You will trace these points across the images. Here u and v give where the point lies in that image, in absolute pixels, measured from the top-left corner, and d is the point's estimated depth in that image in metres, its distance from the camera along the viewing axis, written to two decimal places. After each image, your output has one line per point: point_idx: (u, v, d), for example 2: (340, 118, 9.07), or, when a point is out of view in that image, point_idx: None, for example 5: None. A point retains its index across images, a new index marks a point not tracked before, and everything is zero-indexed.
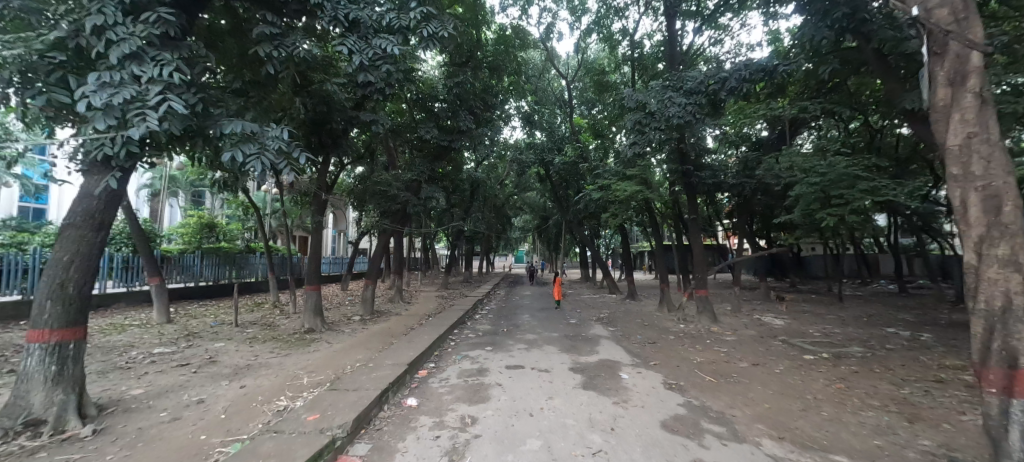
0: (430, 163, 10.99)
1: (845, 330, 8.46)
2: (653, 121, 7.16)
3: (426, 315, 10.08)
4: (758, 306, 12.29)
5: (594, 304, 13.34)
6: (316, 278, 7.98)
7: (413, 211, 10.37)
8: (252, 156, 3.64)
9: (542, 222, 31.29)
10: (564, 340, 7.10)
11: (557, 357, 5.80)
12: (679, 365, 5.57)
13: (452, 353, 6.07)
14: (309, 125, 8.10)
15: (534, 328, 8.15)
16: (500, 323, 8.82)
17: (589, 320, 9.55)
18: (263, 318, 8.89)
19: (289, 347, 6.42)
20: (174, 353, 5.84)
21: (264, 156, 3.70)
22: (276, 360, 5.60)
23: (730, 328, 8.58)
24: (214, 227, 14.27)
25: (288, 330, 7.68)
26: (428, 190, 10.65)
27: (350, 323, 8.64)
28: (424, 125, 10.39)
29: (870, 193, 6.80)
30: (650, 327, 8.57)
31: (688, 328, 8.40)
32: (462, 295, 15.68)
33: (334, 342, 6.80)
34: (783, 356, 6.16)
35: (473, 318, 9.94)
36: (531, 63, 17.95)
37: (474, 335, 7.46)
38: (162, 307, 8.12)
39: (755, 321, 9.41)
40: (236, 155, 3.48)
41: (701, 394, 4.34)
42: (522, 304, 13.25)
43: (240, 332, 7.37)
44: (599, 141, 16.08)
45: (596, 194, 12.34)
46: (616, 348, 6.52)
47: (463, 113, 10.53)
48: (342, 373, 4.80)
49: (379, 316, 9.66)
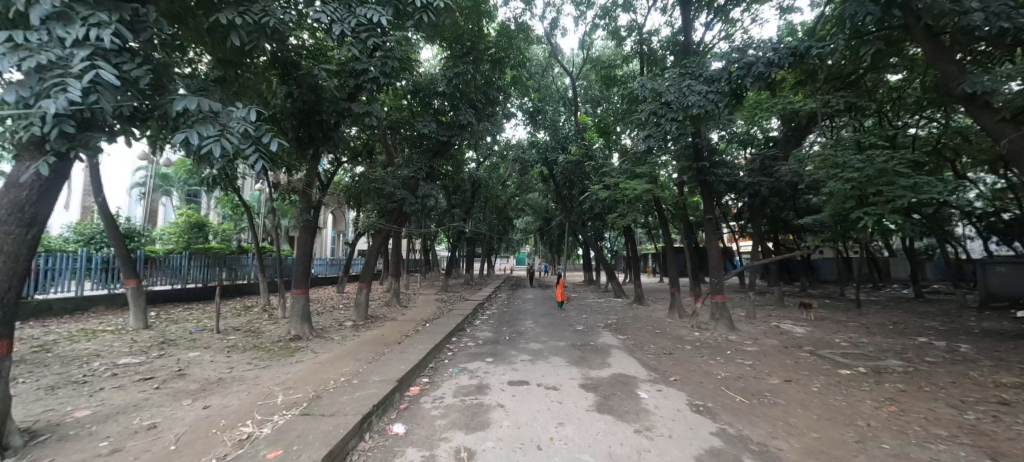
0: (429, 159, 10.41)
1: (874, 340, 7.83)
2: (668, 112, 6.59)
3: (424, 320, 9.50)
4: (774, 312, 11.64)
5: (601, 309, 12.73)
6: (305, 281, 7.40)
7: (410, 209, 9.77)
8: (210, 137, 3.11)
9: (546, 223, 30.66)
10: (571, 349, 6.52)
11: (565, 371, 5.20)
12: (701, 381, 4.97)
13: (449, 366, 5.49)
14: (296, 118, 7.37)
15: (538, 335, 7.57)
16: (502, 330, 8.24)
17: (597, 326, 8.97)
18: (249, 323, 8.33)
19: (270, 357, 5.85)
20: (141, 365, 5.28)
21: (225, 139, 3.17)
22: (252, 373, 5.02)
23: (750, 336, 7.97)
24: (204, 227, 13.78)
25: (273, 337, 7.10)
26: (426, 187, 10.01)
27: (342, 329, 8.08)
28: (423, 119, 9.82)
29: (913, 191, 6.19)
30: (663, 336, 7.97)
31: (704, 337, 7.79)
32: (463, 299, 15.08)
33: (320, 351, 6.21)
34: (816, 370, 5.55)
35: (474, 324, 9.37)
36: (534, 59, 17.45)
37: (473, 344, 6.88)
38: (139, 312, 7.57)
39: (774, 329, 8.80)
40: (190, 136, 2.96)
41: (735, 420, 3.74)
42: (524, 308, 12.66)
43: (220, 339, 6.81)
44: (605, 140, 15.51)
45: (603, 193, 11.75)
46: (629, 360, 5.93)
47: (463, 106, 9.98)
48: (323, 391, 4.22)
49: (373, 321, 9.07)
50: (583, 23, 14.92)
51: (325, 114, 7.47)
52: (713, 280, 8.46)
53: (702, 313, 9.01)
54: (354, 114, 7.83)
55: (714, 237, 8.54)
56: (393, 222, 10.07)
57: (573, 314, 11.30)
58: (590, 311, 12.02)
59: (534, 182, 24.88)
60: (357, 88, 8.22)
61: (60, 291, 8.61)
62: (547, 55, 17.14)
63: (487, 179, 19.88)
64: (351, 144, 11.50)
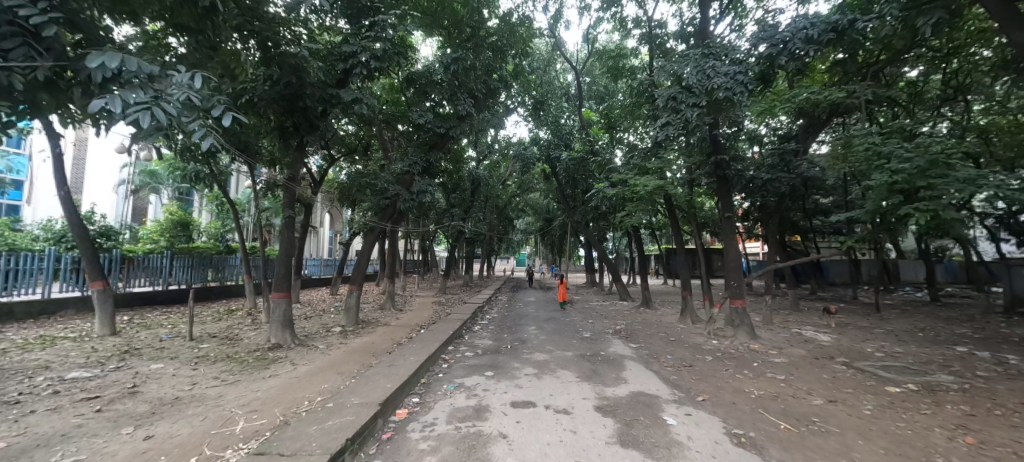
0: (425, 153, 9.70)
1: (911, 350, 7.14)
2: (690, 97, 5.95)
3: (419, 326, 8.82)
4: (793, 318, 10.95)
5: (607, 313, 12.06)
6: (286, 284, 6.72)
7: (405, 207, 8.99)
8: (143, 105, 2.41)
9: (546, 223, 30.02)
10: (580, 361, 5.84)
11: (576, 389, 4.52)
12: (735, 403, 4.29)
13: (443, 381, 4.83)
14: (280, 105, 6.74)
15: (543, 344, 6.90)
16: (503, 338, 7.58)
17: (605, 333, 8.29)
18: (228, 329, 7.66)
19: (243, 370, 5.20)
20: (91, 381, 4.62)
21: (162, 109, 2.47)
22: (216, 391, 4.36)
23: (774, 345, 7.29)
24: (190, 225, 13.16)
25: (251, 345, 6.44)
26: (421, 182, 9.25)
27: (328, 335, 7.40)
28: (419, 109, 9.18)
29: (969, 184, 5.57)
30: (679, 345, 7.28)
31: (724, 346, 7.11)
32: (462, 302, 14.38)
33: (299, 363, 5.55)
34: (861, 388, 4.87)
35: (472, 330, 8.69)
36: (537, 53, 16.83)
37: (471, 354, 6.20)
38: (105, 317, 6.91)
39: (798, 337, 8.13)
40: (109, 104, 2.22)
41: (788, 456, 3.07)
42: (526, 313, 11.95)
43: (191, 348, 6.14)
44: (611, 136, 14.82)
45: (610, 190, 11.07)
46: (646, 374, 5.27)
47: (463, 96, 9.32)
48: (292, 417, 3.55)
49: (364, 327, 8.40)
50: (588, 13, 14.31)
51: (313, 100, 6.85)
52: (732, 282, 7.76)
53: (719, 320, 8.34)
54: (344, 101, 7.19)
55: (734, 236, 7.84)
56: (386, 220, 9.33)
57: (578, 318, 10.63)
58: (596, 315, 11.33)
59: (535, 180, 24.23)
60: (347, 74, 7.57)
61: (24, 293, 7.94)
62: (550, 49, 16.52)
63: (487, 177, 19.20)
64: (343, 138, 10.81)
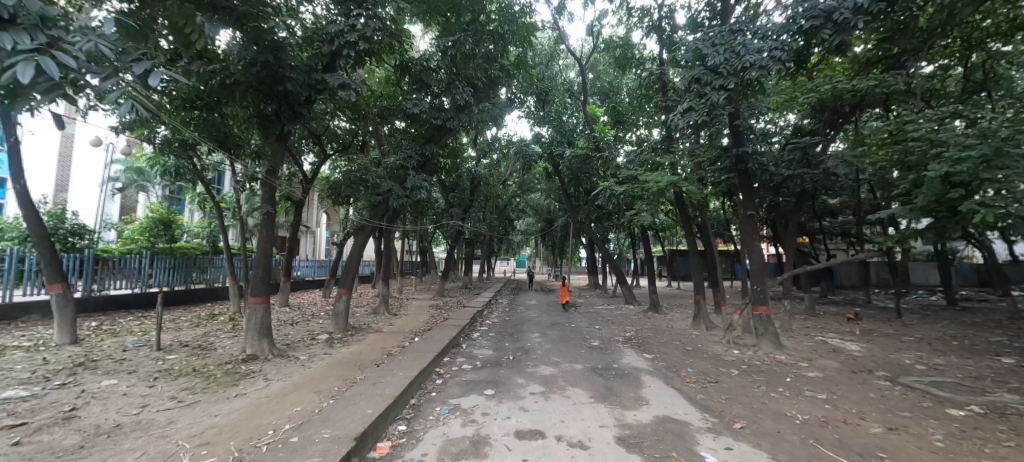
0: (420, 146, 9.00)
1: (956, 362, 6.46)
2: (716, 79, 5.39)
3: (414, 332, 8.15)
4: (812, 324, 10.27)
5: (613, 317, 11.39)
6: (265, 288, 6.07)
7: (398, 204, 8.24)
8: (33, 59, 1.76)
9: (547, 224, 29.37)
10: (591, 376, 5.16)
11: (591, 413, 3.85)
12: (780, 432, 3.62)
13: (437, 403, 4.16)
14: (258, 90, 6.08)
15: (548, 355, 6.22)
16: (505, 346, 6.92)
17: (615, 341, 7.62)
18: (204, 337, 7.00)
19: (207, 387, 4.53)
20: (25, 402, 3.96)
21: (60, 61, 1.79)
22: (167, 416, 3.69)
23: (802, 356, 6.63)
24: (173, 225, 12.55)
25: (224, 356, 5.77)
26: (414, 178, 8.49)
27: (313, 344, 6.73)
28: (413, 98, 8.47)
29: None
30: (697, 356, 6.60)
31: (748, 357, 6.46)
32: (461, 305, 13.69)
33: (274, 379, 4.88)
34: (919, 412, 4.20)
35: (472, 337, 8.03)
36: (539, 47, 16.21)
37: (469, 367, 5.53)
38: (64, 324, 6.25)
39: (826, 347, 7.45)
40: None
41: None
42: (529, 318, 11.28)
43: (156, 360, 5.48)
44: (618, 131, 14.17)
45: (619, 187, 10.43)
46: (669, 392, 4.60)
47: (461, 85, 8.62)
48: (248, 453, 2.89)
49: (354, 334, 7.72)
50: (593, 4, 13.70)
51: (298, 85, 6.24)
52: (756, 287, 7.07)
53: (739, 327, 7.67)
54: (331, 87, 6.57)
55: (756, 237, 7.18)
56: (377, 218, 8.59)
57: (584, 324, 9.96)
58: (603, 320, 10.67)
59: (535, 179, 23.63)
60: (334, 57, 6.88)
61: None
62: (553, 42, 15.89)
63: (488, 176, 18.56)
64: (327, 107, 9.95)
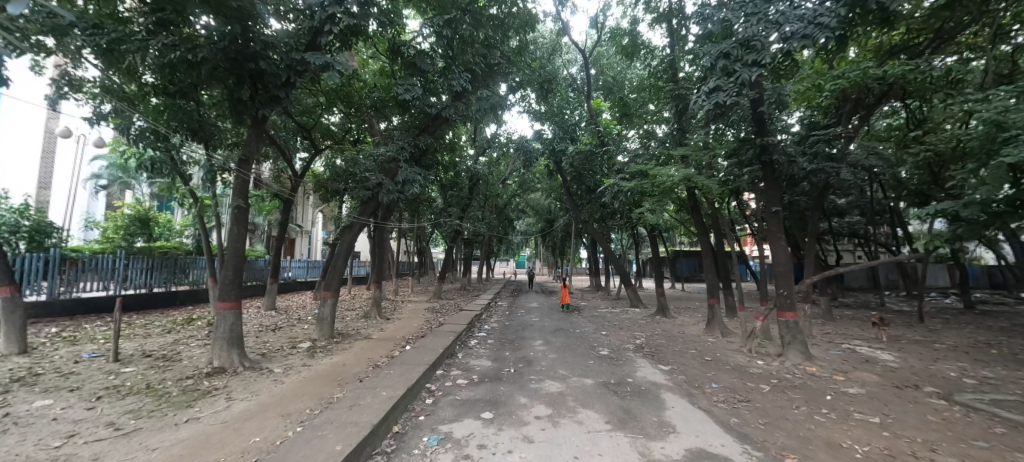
0: (414, 137, 8.32)
1: (1008, 375, 5.78)
2: (748, 53, 4.79)
3: (406, 340, 7.46)
4: (835, 330, 9.58)
5: (620, 322, 10.74)
6: (235, 292, 5.41)
7: (387, 200, 7.48)
8: None
9: (548, 224, 28.71)
10: (604, 394, 4.48)
11: (609, 446, 3.16)
12: None
13: (424, 431, 3.46)
14: (229, 70, 5.43)
15: (552, 367, 5.56)
16: (506, 357, 6.25)
17: (626, 350, 6.96)
18: (172, 345, 6.33)
19: (156, 410, 3.85)
20: None
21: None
22: (92, 452, 3.00)
23: (836, 369, 5.96)
24: (150, 222, 12.11)
25: (187, 368, 5.11)
26: (407, 170, 7.76)
27: (292, 354, 6.04)
28: (403, 82, 7.60)
29: None
30: (718, 367, 5.94)
31: (776, 370, 5.79)
32: (459, 309, 13.03)
33: (238, 398, 4.19)
34: (997, 442, 3.53)
35: (469, 345, 7.36)
36: (541, 39, 15.61)
37: (465, 382, 4.85)
38: (12, 332, 5.57)
39: (858, 357, 6.76)
40: None
41: None
42: (531, 322, 10.64)
43: (107, 375, 4.82)
44: (624, 126, 13.52)
45: (627, 183, 9.78)
46: (697, 415, 3.93)
47: (457, 70, 7.92)
48: None
49: (339, 342, 7.04)
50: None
51: (272, 61, 5.56)
52: (781, 291, 6.38)
53: (761, 334, 7.00)
54: (313, 66, 5.87)
55: (781, 236, 6.49)
56: (365, 215, 7.87)
57: (589, 329, 9.30)
58: (609, 325, 10.01)
59: (536, 178, 23.01)
60: (316, 33, 6.20)
61: None
62: (555, 34, 15.29)
63: (487, 173, 17.92)
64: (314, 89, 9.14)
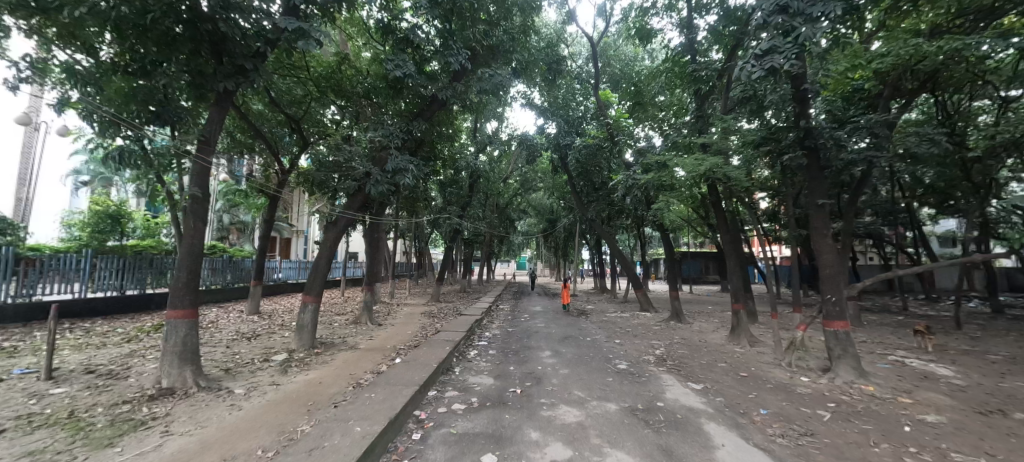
0: (407, 122, 7.47)
1: None
2: (811, 6, 4.06)
3: (397, 351, 6.58)
4: (872, 338, 8.69)
5: (633, 328, 9.93)
6: (190, 297, 4.54)
7: (375, 193, 6.59)
8: None
9: (551, 224, 27.90)
10: (633, 426, 3.60)
11: None
12: None
13: None
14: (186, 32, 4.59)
15: (566, 387, 4.70)
16: (511, 372, 5.39)
17: (647, 363, 6.11)
18: (124, 358, 5.49)
19: (60, 453, 2.96)
20: None
21: None
22: None
23: (897, 388, 5.09)
24: (124, 219, 11.39)
25: (131, 390, 4.25)
26: (397, 158, 6.83)
27: (262, 369, 5.18)
28: (394, 58, 6.75)
29: None
30: (759, 386, 5.08)
31: (829, 390, 4.92)
32: (457, 313, 12.17)
33: (176, 434, 3.31)
34: None
35: (469, 356, 6.51)
36: (545, 28, 14.76)
37: (462, 409, 3.98)
38: None
39: (916, 373, 5.87)
40: None
41: None
42: (536, 328, 9.83)
43: (27, 399, 3.96)
44: (635, 117, 12.65)
45: (641, 176, 8.95)
46: (761, 458, 3.03)
47: (455, 46, 7.07)
48: None
49: (321, 353, 6.19)
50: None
51: (238, 26, 4.78)
52: (828, 297, 5.55)
53: (801, 346, 6.15)
54: (287, 33, 5.04)
55: (827, 233, 5.64)
56: (352, 209, 7.03)
57: (601, 337, 8.47)
58: (622, 332, 9.17)
59: (538, 177, 22.23)
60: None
61: None
62: (559, 24, 14.51)
63: (489, 171, 17.15)
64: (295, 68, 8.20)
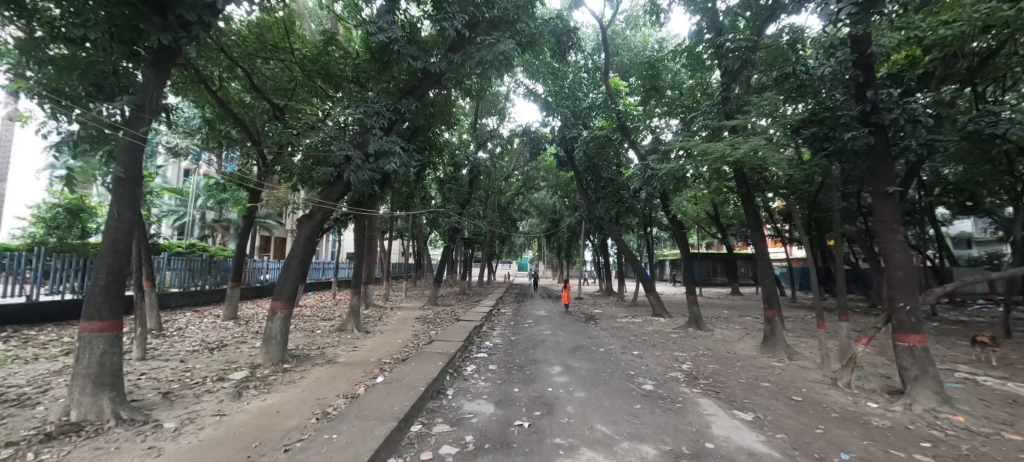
0: (395, 100, 6.49)
1: None
2: None
3: (381, 367, 5.59)
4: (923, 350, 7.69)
5: (649, 336, 8.96)
6: (111, 304, 3.59)
7: (355, 180, 5.64)
8: None
9: (554, 223, 26.99)
10: None
11: None
12: None
13: None
14: None
15: (584, 419, 3.73)
16: (515, 397, 4.39)
17: (677, 383, 5.12)
18: (41, 378, 4.49)
19: None
20: None
21: None
22: None
23: (994, 419, 4.11)
24: (83, 214, 10.80)
25: (25, 427, 3.27)
26: (380, 140, 5.86)
27: (211, 393, 4.22)
28: (378, 23, 5.80)
29: None
30: (822, 415, 4.10)
31: (914, 423, 3.92)
32: (455, 318, 11.24)
33: None
34: None
35: (463, 374, 5.53)
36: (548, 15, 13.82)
37: (452, 454, 3.01)
38: None
39: (1005, 397, 4.87)
40: None
41: None
42: (541, 336, 8.91)
43: None
44: (647, 106, 11.69)
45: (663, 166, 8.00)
46: None
47: (450, 11, 6.13)
48: None
49: (290, 370, 5.23)
50: None
51: None
52: (901, 305, 4.59)
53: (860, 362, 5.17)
54: None
55: (898, 227, 4.70)
56: (330, 199, 6.11)
57: (615, 347, 7.51)
58: (638, 341, 8.22)
59: (540, 175, 21.33)
60: None
61: None
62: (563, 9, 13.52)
63: (489, 167, 16.26)
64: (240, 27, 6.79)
